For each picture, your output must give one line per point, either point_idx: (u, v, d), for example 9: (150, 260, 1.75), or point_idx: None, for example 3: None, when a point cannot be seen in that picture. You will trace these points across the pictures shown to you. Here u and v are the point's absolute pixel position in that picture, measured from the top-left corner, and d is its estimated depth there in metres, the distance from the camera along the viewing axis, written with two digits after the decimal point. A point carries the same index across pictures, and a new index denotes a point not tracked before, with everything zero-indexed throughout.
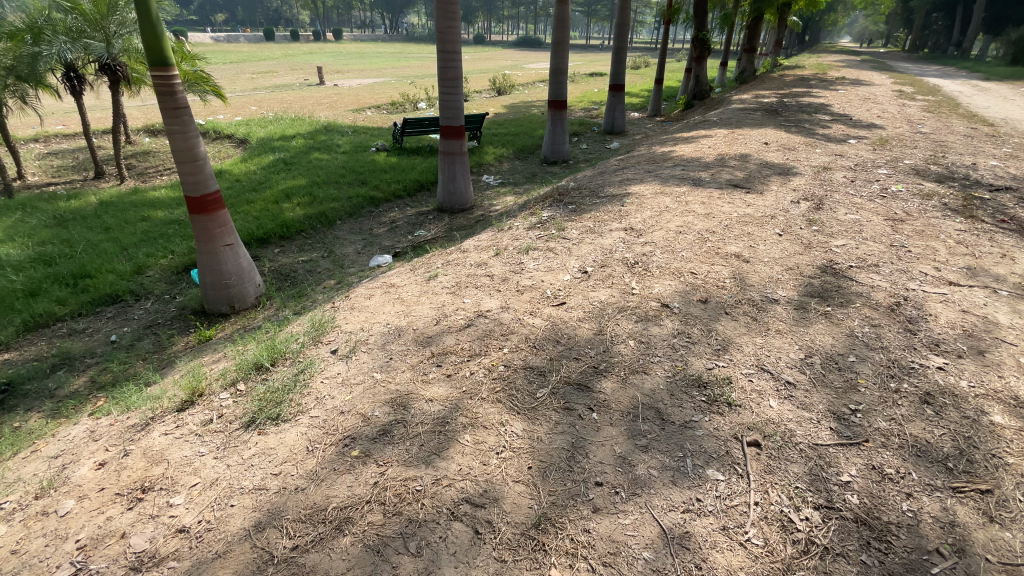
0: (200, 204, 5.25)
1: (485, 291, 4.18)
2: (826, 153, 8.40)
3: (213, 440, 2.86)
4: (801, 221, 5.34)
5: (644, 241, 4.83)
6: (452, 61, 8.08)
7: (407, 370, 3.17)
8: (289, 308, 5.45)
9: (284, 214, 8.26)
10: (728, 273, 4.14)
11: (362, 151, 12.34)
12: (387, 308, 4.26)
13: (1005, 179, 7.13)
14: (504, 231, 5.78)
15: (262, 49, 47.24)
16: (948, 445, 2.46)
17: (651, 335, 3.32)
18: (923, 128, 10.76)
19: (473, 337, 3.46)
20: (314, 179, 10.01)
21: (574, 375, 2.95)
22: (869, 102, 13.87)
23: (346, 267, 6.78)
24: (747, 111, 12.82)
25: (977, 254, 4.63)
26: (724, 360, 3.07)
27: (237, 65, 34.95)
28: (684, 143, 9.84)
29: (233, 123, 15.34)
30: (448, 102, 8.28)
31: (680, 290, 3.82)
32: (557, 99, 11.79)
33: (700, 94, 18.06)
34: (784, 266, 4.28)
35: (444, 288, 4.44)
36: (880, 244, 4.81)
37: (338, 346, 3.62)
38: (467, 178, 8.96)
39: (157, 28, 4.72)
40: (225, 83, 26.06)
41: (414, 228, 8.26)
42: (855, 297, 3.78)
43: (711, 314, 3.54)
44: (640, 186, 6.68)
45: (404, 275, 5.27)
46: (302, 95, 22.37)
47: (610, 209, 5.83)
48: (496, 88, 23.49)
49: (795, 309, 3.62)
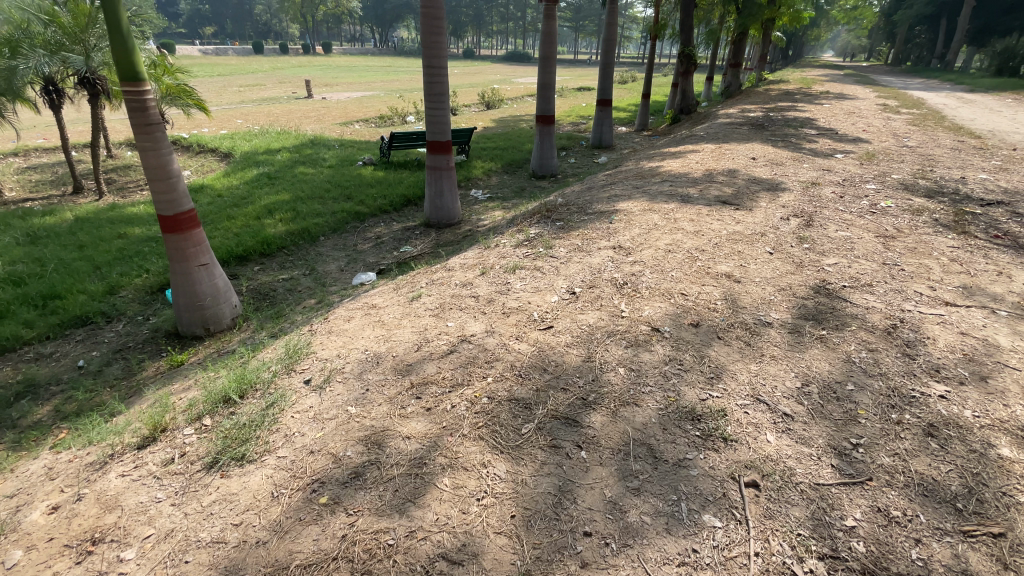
0: (173, 223, 5.04)
1: (469, 313, 4.01)
2: (814, 168, 8.40)
3: (172, 484, 2.64)
4: (792, 239, 5.26)
5: (634, 260, 4.71)
6: (438, 76, 7.99)
7: (384, 404, 2.98)
8: (267, 330, 5.23)
9: (266, 231, 8.05)
10: (719, 294, 4.02)
11: (348, 166, 12.18)
12: (366, 332, 4.06)
13: (992, 193, 7.15)
14: (490, 249, 5.63)
15: (251, 63, 47.10)
16: (956, 484, 2.32)
17: (642, 363, 3.17)
18: (909, 142, 10.86)
19: (455, 365, 3.28)
20: (298, 194, 9.82)
21: (561, 408, 2.78)
22: (854, 117, 14.03)
23: (328, 286, 6.58)
24: (734, 126, 12.89)
25: (971, 272, 4.57)
26: (718, 390, 2.92)
27: (224, 78, 34.78)
28: (672, 158, 9.82)
29: (217, 137, 15.12)
30: (435, 116, 8.17)
31: (670, 313, 3.69)
32: (545, 114, 11.77)
33: (687, 108, 18.19)
34: (777, 286, 4.17)
35: (427, 310, 4.26)
36: (872, 262, 4.74)
37: (312, 376, 3.42)
38: (454, 192, 8.83)
39: (128, 42, 4.54)
40: (211, 96, 25.84)
41: (400, 244, 8.09)
42: (850, 320, 3.68)
43: (704, 338, 3.40)
44: (629, 202, 6.58)
45: (386, 295, 5.09)
46: (289, 109, 22.21)
47: (599, 226, 5.72)
48: (484, 101, 23.54)
49: (789, 333, 3.50)
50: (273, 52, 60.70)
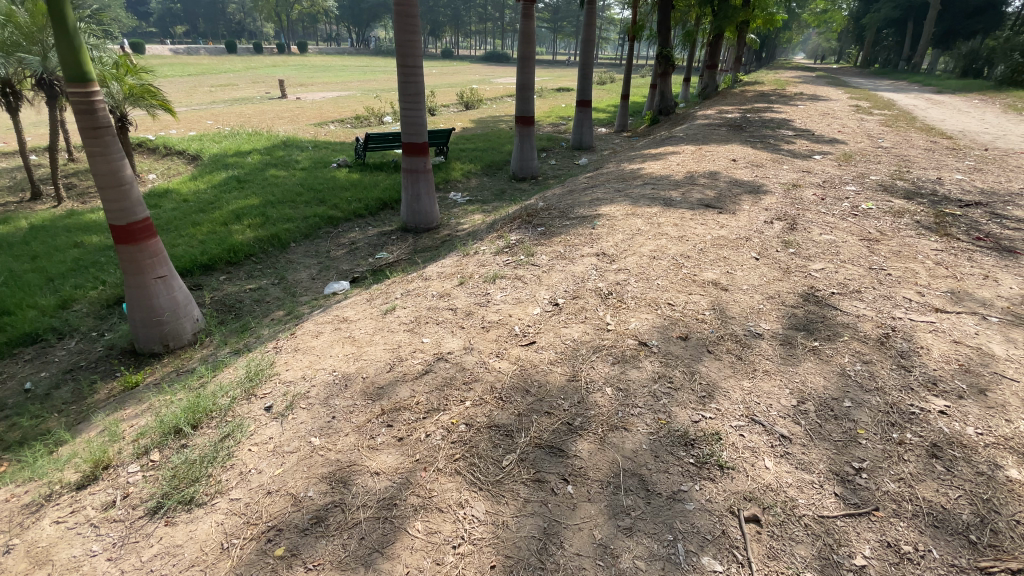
0: (126, 233, 4.68)
1: (445, 328, 3.78)
2: (793, 169, 8.38)
3: (110, 534, 2.35)
4: (777, 243, 5.15)
5: (618, 268, 4.53)
6: (414, 77, 7.72)
7: (351, 434, 2.73)
8: (231, 346, 4.91)
9: (233, 238, 7.66)
10: (707, 303, 3.86)
11: (322, 168, 11.79)
12: (335, 349, 3.79)
13: (969, 194, 7.19)
14: (469, 256, 5.40)
15: (221, 63, 45.74)
16: (966, 512, 2.18)
17: (630, 381, 2.97)
18: (884, 142, 10.98)
19: (430, 387, 3.04)
20: (268, 199, 9.42)
21: (544, 435, 2.57)
22: (830, 118, 14.17)
23: (299, 296, 6.25)
24: (713, 127, 12.90)
25: (957, 276, 4.51)
26: (710, 411, 2.74)
27: (193, 78, 33.58)
28: (652, 160, 9.72)
29: (185, 139, 14.54)
30: (410, 117, 7.88)
31: (658, 325, 3.51)
32: (525, 115, 11.58)
33: (666, 109, 18.21)
34: (764, 293, 4.03)
35: (401, 324, 4.00)
36: (858, 267, 4.65)
37: (273, 402, 3.15)
38: (432, 195, 8.56)
39: (74, 38, 4.17)
40: (179, 97, 25.03)
41: (376, 250, 7.79)
42: (842, 329, 3.55)
43: (694, 353, 3.22)
44: (610, 206, 6.42)
45: (358, 307, 4.82)
46: (262, 109, 21.60)
47: (580, 232, 5.54)
48: (463, 102, 23.23)
49: (781, 345, 3.35)
50: (246, 52, 59.20)
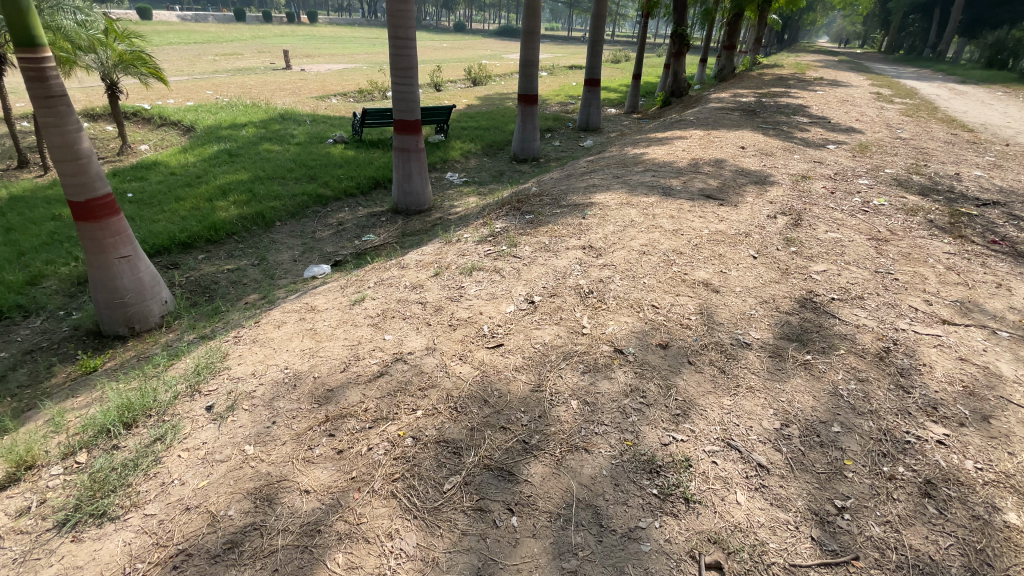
0: (86, 210, 4.47)
1: (411, 324, 3.53)
2: (805, 160, 7.96)
3: (13, 547, 2.17)
4: (779, 240, 4.81)
5: (604, 263, 4.24)
6: (406, 49, 7.32)
7: (288, 443, 2.53)
8: (197, 333, 4.71)
9: (216, 215, 7.44)
10: (695, 307, 3.57)
11: (317, 144, 11.46)
12: (293, 343, 3.57)
13: (989, 192, 6.78)
14: (451, 244, 5.12)
15: (229, 31, 44.76)
16: (956, 565, 1.94)
17: (599, 394, 2.71)
18: (903, 133, 10.44)
19: (382, 392, 2.80)
20: (258, 174, 9.16)
21: (495, 454, 2.33)
22: (848, 105, 13.55)
23: (277, 279, 6.03)
24: (724, 111, 12.37)
25: (969, 283, 4.18)
26: (683, 432, 2.48)
27: (199, 46, 33.06)
28: (657, 145, 9.30)
29: (181, 110, 14.22)
30: (402, 93, 7.50)
31: (637, 331, 3.23)
32: (528, 93, 11.13)
33: (678, 91, 17.53)
34: (758, 297, 3.73)
35: (366, 318, 3.76)
36: (863, 270, 4.32)
37: (215, 401, 2.96)
38: (424, 176, 8.24)
39: (24, 1, 3.93)
40: (182, 65, 24.57)
41: (363, 232, 7.52)
42: (838, 341, 3.25)
43: (673, 363, 2.95)
44: (606, 194, 6.09)
45: (329, 296, 4.58)
46: (265, 81, 21.16)
47: (570, 221, 5.22)
48: (471, 78, 22.60)
49: (770, 357, 3.07)
50: (255, 20, 58.09)
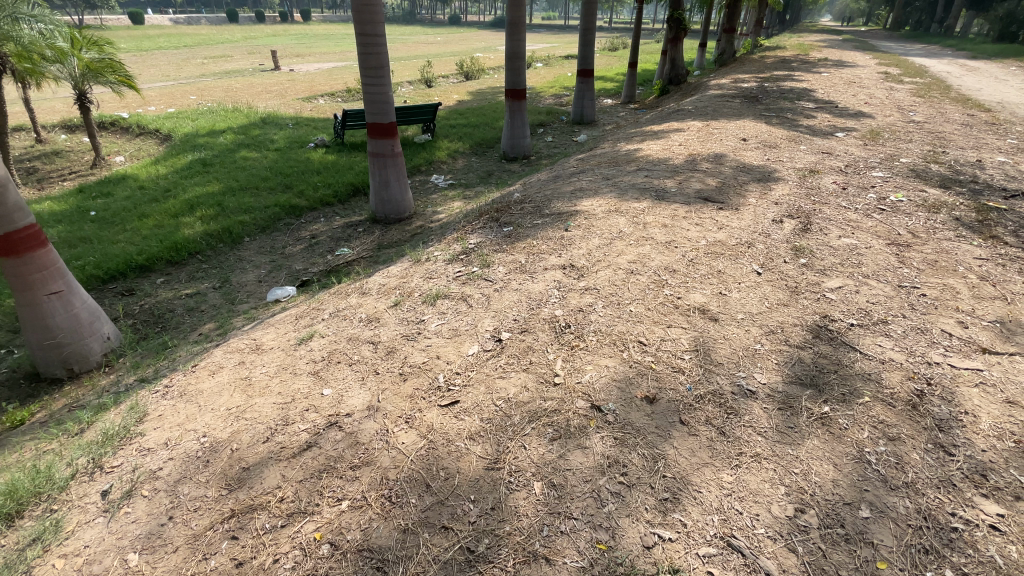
0: (6, 244, 4.01)
1: (356, 372, 3.02)
2: (812, 151, 7.35)
3: None
4: (786, 250, 4.25)
5: (586, 286, 3.71)
6: (375, 47, 6.78)
7: (180, 551, 2.06)
8: (139, 375, 4.27)
9: (179, 233, 6.97)
10: (689, 343, 3.04)
11: (297, 149, 10.94)
12: (221, 400, 3.09)
13: (1016, 181, 6.17)
14: (419, 264, 4.59)
15: (220, 33, 44.09)
16: None
17: (568, 472, 2.19)
18: (915, 116, 9.78)
19: (305, 474, 2.31)
20: (230, 185, 8.67)
21: (429, 570, 1.84)
22: (855, 87, 12.83)
23: (237, 304, 5.57)
24: (724, 99, 11.72)
25: (1007, 296, 3.62)
26: (671, 528, 1.96)
27: (191, 50, 32.71)
28: (652, 138, 8.70)
29: (160, 117, 13.72)
30: (374, 94, 6.96)
31: (618, 379, 2.71)
32: (515, 88, 10.56)
33: (676, 79, 16.95)
34: (763, 326, 3.19)
35: (310, 363, 3.26)
36: (884, 284, 3.76)
37: (114, 484, 2.50)
38: (402, 181, 7.71)
39: None
40: (170, 70, 24.20)
41: (337, 245, 7.01)
42: (861, 386, 2.71)
43: (661, 425, 2.43)
44: (593, 199, 5.53)
45: (279, 331, 4.09)
46: (252, 82, 20.71)
47: (551, 235, 4.68)
48: (463, 72, 21.94)
49: (779, 410, 2.54)
50: (248, 21, 57.52)
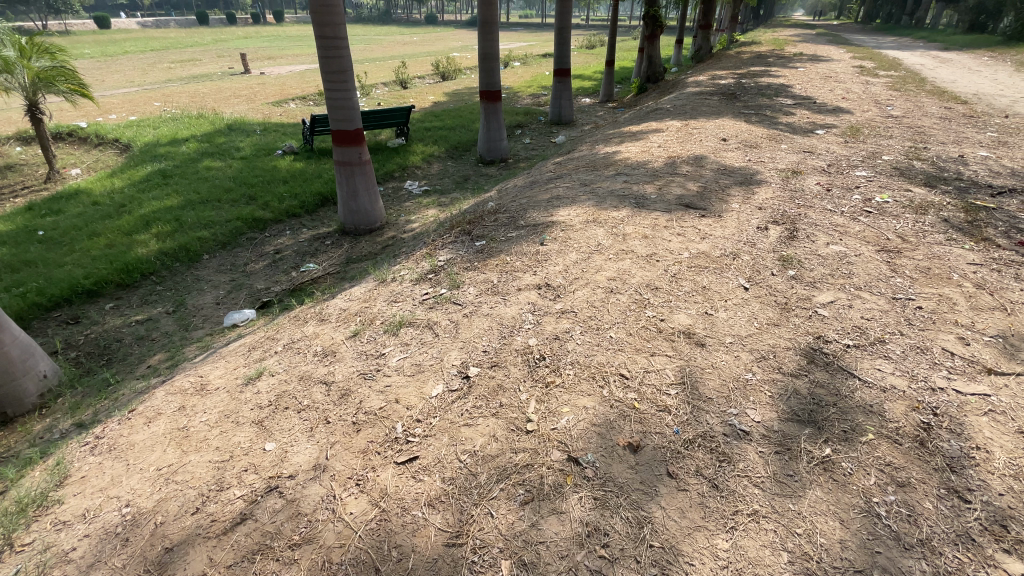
0: None
1: (304, 421, 2.69)
2: (793, 150, 7.18)
3: None
4: (772, 262, 4.01)
5: (562, 309, 3.42)
6: (338, 50, 6.40)
7: None
8: (75, 420, 3.87)
9: (132, 252, 6.53)
10: (675, 375, 2.76)
11: (264, 157, 10.47)
12: (153, 458, 2.74)
13: (1000, 176, 6.05)
14: (383, 284, 4.25)
15: (189, 35, 42.83)
16: None
17: (540, 547, 1.90)
18: (893, 110, 9.70)
19: (235, 557, 2.01)
20: (190, 197, 8.20)
21: None
22: (831, 81, 12.78)
23: (191, 331, 5.17)
24: (703, 96, 11.55)
25: (1007, 306, 3.42)
26: None
27: (157, 54, 31.65)
28: (631, 140, 8.46)
29: (120, 126, 13.07)
30: (338, 100, 6.59)
31: (597, 423, 2.42)
32: (490, 89, 10.25)
33: (653, 76, 16.79)
34: (753, 351, 2.94)
35: (256, 409, 2.93)
36: (878, 296, 3.54)
37: (19, 570, 2.20)
38: (372, 190, 7.34)
39: None
40: (134, 75, 23.28)
41: (303, 260, 6.62)
42: (863, 420, 2.46)
43: (646, 479, 2.14)
44: (571, 208, 5.25)
45: (228, 366, 3.73)
46: (221, 87, 19.99)
47: (525, 249, 4.38)
48: (439, 73, 21.51)
49: (775, 454, 2.28)
50: (218, 23, 56.08)
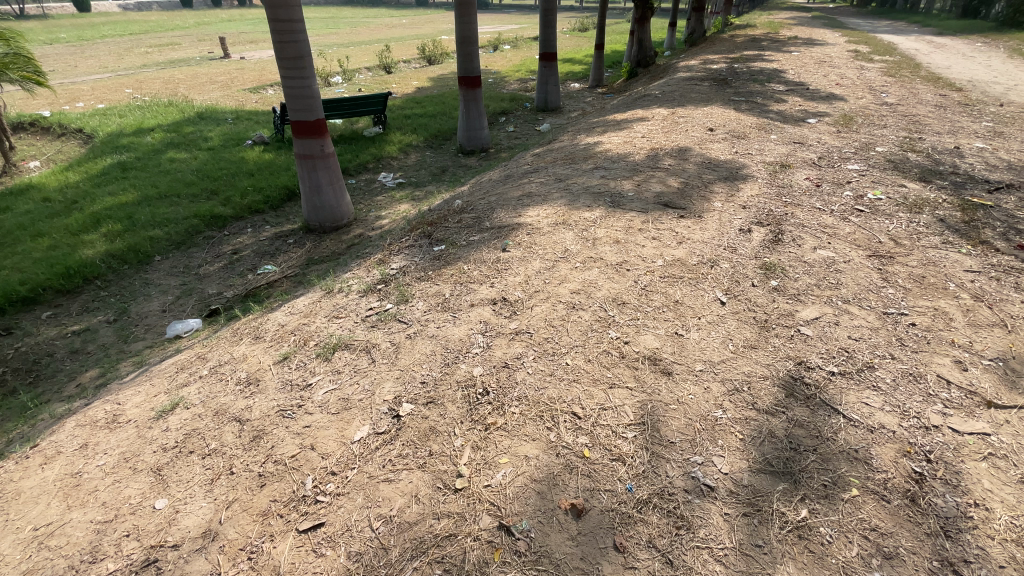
0: None
1: (205, 472, 2.36)
2: (783, 141, 6.80)
3: None
4: (753, 270, 3.64)
5: (516, 329, 3.05)
6: (295, 34, 5.94)
7: None
8: None
9: (77, 254, 6.10)
10: (635, 414, 2.40)
11: (232, 148, 9.95)
12: (34, 513, 2.40)
13: (998, 170, 5.70)
14: (329, 296, 3.87)
15: (170, 18, 41.57)
16: None
17: None
18: (888, 97, 9.30)
19: None
20: (148, 192, 7.74)
21: None
22: (826, 66, 12.34)
23: (129, 343, 4.80)
24: (692, 82, 11.09)
25: (1008, 322, 3.09)
26: None
27: (134, 38, 30.57)
28: (614, 129, 8.04)
29: (85, 115, 12.43)
30: (296, 88, 6.12)
31: (536, 480, 2.07)
32: (469, 75, 9.74)
33: (644, 61, 16.24)
34: (726, 382, 2.59)
35: (159, 453, 2.58)
36: (867, 311, 3.20)
37: None
38: (337, 185, 6.90)
39: None
40: (106, 60, 22.35)
41: (260, 261, 6.21)
42: (846, 470, 2.14)
43: (587, 555, 1.81)
44: (540, 208, 4.85)
45: (148, 391, 3.36)
46: (197, 73, 19.22)
47: (484, 257, 4.00)
48: (425, 57, 20.79)
49: (743, 518, 1.95)
50: (203, 5, 54.32)
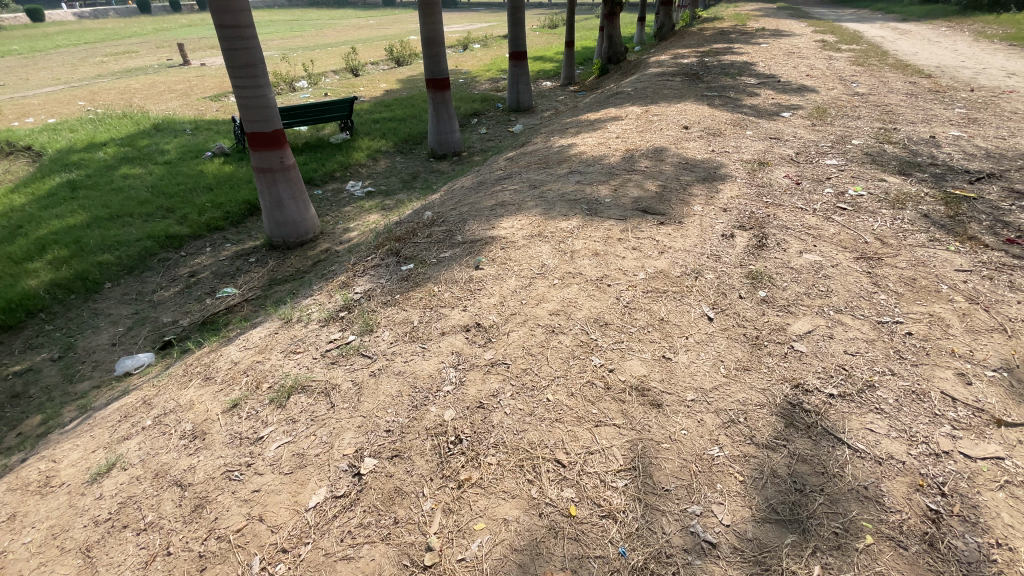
0: None
1: (139, 552, 2.06)
2: (759, 136, 6.68)
3: None
4: (740, 280, 3.45)
5: (491, 360, 2.80)
6: (245, 40, 5.56)
7: None
8: None
9: (18, 285, 5.64)
10: (624, 457, 2.17)
11: (190, 161, 9.45)
12: None
13: (975, 159, 5.64)
14: (288, 326, 3.56)
15: (126, 25, 40.06)
16: None
17: None
18: (858, 87, 9.29)
19: None
20: (98, 212, 7.26)
21: None
22: (795, 57, 12.35)
23: (74, 384, 4.40)
24: (664, 77, 10.96)
25: (1006, 326, 2.95)
26: None
27: (87, 47, 29.29)
28: (588, 130, 7.84)
29: (31, 131, 11.71)
30: (249, 98, 5.75)
31: (516, 549, 1.83)
32: (437, 77, 9.42)
33: (615, 57, 16.11)
34: (720, 413, 2.38)
35: (87, 530, 2.25)
36: (861, 321, 3.03)
37: None
38: (300, 198, 6.53)
39: None
40: (56, 71, 21.31)
41: (221, 283, 5.83)
42: (857, 512, 1.94)
43: None
44: (514, 218, 4.60)
45: (85, 445, 3.01)
46: (155, 82, 18.43)
47: (456, 276, 3.73)
48: (392, 58, 20.31)
49: None
50: (161, 10, 52.61)
